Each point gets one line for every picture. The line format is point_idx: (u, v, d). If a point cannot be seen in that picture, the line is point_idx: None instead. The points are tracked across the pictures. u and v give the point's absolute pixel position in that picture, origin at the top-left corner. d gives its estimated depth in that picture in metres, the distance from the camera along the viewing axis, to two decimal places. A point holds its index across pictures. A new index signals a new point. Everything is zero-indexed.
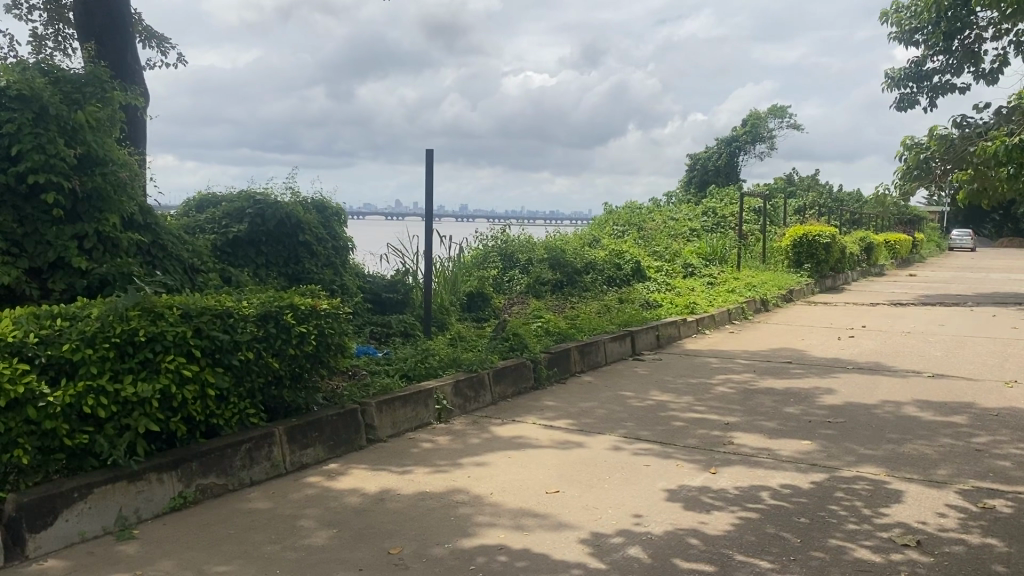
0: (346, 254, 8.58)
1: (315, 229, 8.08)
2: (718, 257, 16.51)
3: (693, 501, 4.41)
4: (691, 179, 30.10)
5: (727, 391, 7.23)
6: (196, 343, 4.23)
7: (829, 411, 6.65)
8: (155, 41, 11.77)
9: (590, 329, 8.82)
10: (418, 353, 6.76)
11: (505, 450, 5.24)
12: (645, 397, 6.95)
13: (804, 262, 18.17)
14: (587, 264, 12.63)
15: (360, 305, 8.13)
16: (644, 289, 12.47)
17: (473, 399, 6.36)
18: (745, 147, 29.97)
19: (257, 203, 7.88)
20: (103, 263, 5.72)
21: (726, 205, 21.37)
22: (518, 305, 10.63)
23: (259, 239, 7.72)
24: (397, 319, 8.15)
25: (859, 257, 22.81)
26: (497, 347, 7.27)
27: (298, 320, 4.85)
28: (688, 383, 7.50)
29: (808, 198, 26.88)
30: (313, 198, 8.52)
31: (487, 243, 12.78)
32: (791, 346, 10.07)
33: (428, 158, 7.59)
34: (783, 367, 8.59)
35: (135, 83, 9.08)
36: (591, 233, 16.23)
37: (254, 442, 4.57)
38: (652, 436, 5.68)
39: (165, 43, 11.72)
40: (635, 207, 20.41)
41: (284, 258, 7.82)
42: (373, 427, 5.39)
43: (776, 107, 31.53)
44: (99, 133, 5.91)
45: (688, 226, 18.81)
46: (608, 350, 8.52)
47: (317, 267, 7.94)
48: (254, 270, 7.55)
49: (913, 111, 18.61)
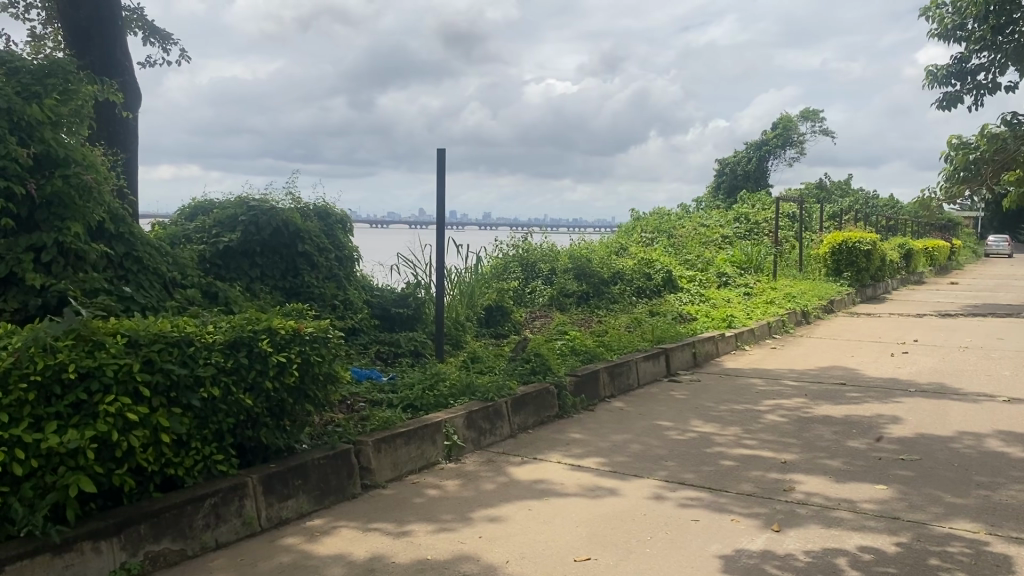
0: (351, 266, 7.79)
1: (315, 238, 7.30)
2: (754, 266, 15.65)
3: (755, 572, 3.57)
4: (719, 184, 29.18)
5: (778, 422, 6.37)
6: (146, 379, 3.46)
7: (899, 445, 5.76)
8: (156, 40, 11.14)
9: (621, 346, 7.98)
10: (427, 378, 5.96)
11: (525, 500, 4.42)
12: (686, 429, 6.10)
13: (844, 270, 17.21)
14: (615, 274, 11.78)
15: (366, 322, 7.35)
16: (676, 301, 11.60)
17: (489, 432, 5.54)
18: (774, 152, 28.91)
19: (251, 209, 7.13)
20: (63, 279, 4.98)
21: (759, 211, 20.41)
22: (540, 319, 9.81)
23: (254, 249, 6.96)
24: (405, 337, 7.36)
25: (898, 265, 21.76)
26: (517, 370, 6.46)
27: (277, 348, 4.07)
28: (732, 412, 6.64)
29: (842, 203, 25.81)
30: (315, 204, 7.75)
31: (507, 253, 11.98)
32: (842, 365, 9.16)
33: (441, 159, 6.79)
34: (837, 390, 7.70)
35: (125, 78, 8.40)
36: (618, 241, 15.39)
37: (221, 496, 3.79)
38: (697, 481, 4.84)
39: (166, 40, 11.05)
40: (664, 214, 19.55)
41: (281, 271, 7.06)
42: (369, 470, 4.59)
43: (807, 110, 30.42)
44: (60, 131, 5.20)
45: (721, 233, 17.89)
46: (640, 371, 7.68)
47: (318, 281, 7.17)
48: (247, 284, 6.80)
49: (957, 108, 17.56)
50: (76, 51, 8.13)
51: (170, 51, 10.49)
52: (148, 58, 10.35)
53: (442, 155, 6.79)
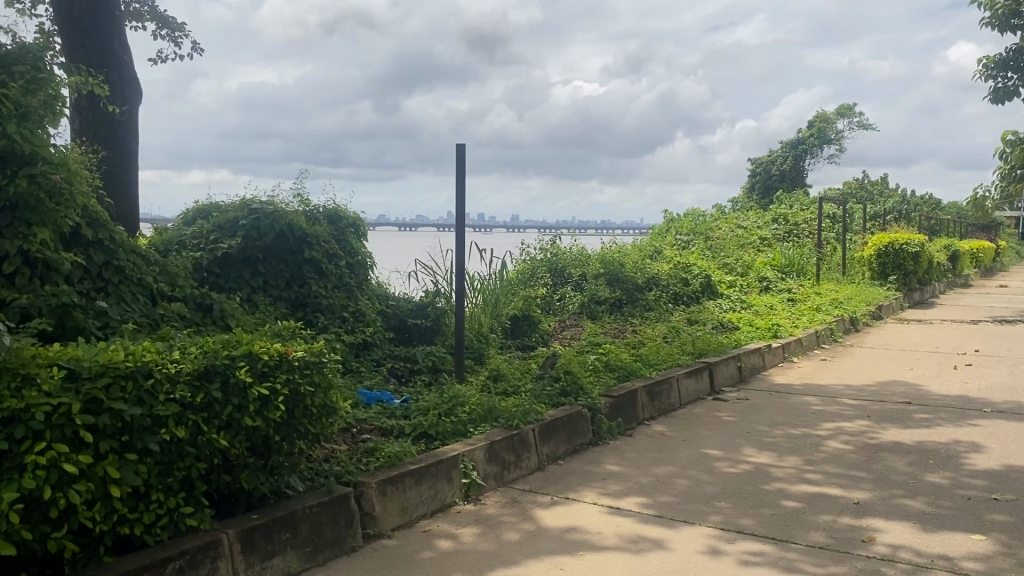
0: (364, 273, 7.13)
1: (325, 243, 6.65)
2: (796, 270, 14.86)
3: None
4: (753, 184, 28.27)
5: (842, 451, 5.61)
6: (89, 422, 2.81)
7: (988, 479, 4.99)
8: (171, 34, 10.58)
9: (660, 360, 7.25)
10: (444, 402, 5.28)
11: (555, 554, 3.73)
12: (738, 460, 5.36)
13: (890, 273, 16.32)
14: (649, 279, 11.03)
15: (380, 335, 6.69)
16: (716, 308, 10.84)
17: (514, 466, 4.85)
18: (811, 150, 27.90)
19: (253, 211, 6.47)
20: (27, 293, 4.37)
21: (798, 212, 19.53)
22: (571, 330, 9.12)
23: (255, 257, 6.33)
24: (422, 351, 6.68)
25: (945, 267, 20.75)
26: (546, 390, 5.76)
27: (259, 376, 3.40)
28: (788, 440, 5.89)
29: (883, 202, 24.80)
30: (325, 208, 7.10)
31: (535, 258, 11.28)
32: (901, 380, 8.36)
33: (461, 154, 6.11)
34: (902, 410, 6.92)
35: (123, 70, 7.83)
36: (652, 243, 14.63)
37: (189, 559, 3.13)
38: (758, 529, 4.11)
39: (179, 34, 10.45)
40: (698, 214, 18.76)
41: (286, 280, 6.42)
42: (371, 517, 3.92)
43: (845, 107, 29.37)
44: (27, 123, 4.59)
45: (759, 235, 17.06)
46: (682, 389, 6.94)
47: (326, 291, 6.51)
48: (247, 296, 6.17)
49: (1011, 103, 16.60)
50: (72, 42, 7.57)
51: (182, 44, 9.89)
52: (159, 52, 9.79)
53: (461, 151, 6.11)
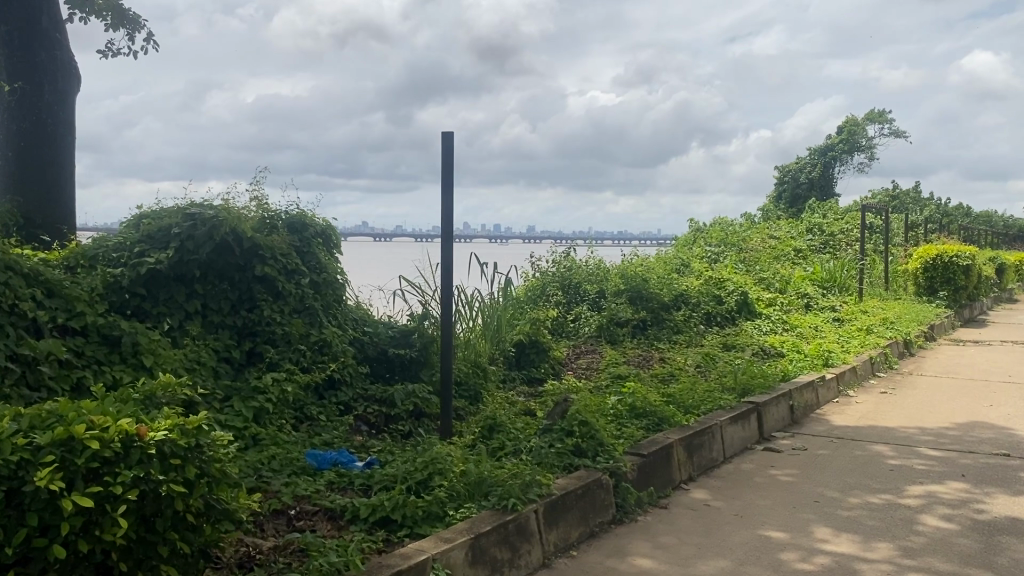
0: (338, 292, 5.82)
1: (281, 256, 5.37)
2: (836, 286, 13.51)
3: None
4: (780, 192, 26.87)
5: (947, 534, 4.22)
6: None
7: None
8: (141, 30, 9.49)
9: (697, 400, 5.91)
10: (418, 468, 3.96)
11: None
12: (811, 551, 3.99)
13: (938, 288, 14.90)
14: (677, 297, 9.68)
15: (352, 369, 5.39)
16: (753, 331, 9.47)
17: (509, 566, 3.53)
18: (840, 157, 26.36)
19: (191, 217, 5.19)
20: None
21: (834, 222, 18.13)
22: (587, 357, 7.81)
23: (190, 274, 5.06)
24: (402, 390, 5.36)
25: (992, 281, 19.22)
26: (553, 448, 4.43)
27: (82, 480, 2.12)
28: (871, 514, 4.51)
29: (918, 212, 23.30)
30: (288, 214, 5.83)
31: (546, 272, 9.97)
32: (984, 420, 6.97)
33: (447, 143, 4.83)
34: (1002, 466, 5.53)
35: (56, 48, 6.62)
36: (678, 255, 13.27)
37: None
38: None
39: (137, 29, 9.24)
40: (726, 224, 17.38)
41: (230, 303, 5.15)
42: None
43: (875, 113, 27.84)
44: None
45: (792, 247, 15.67)
46: (725, 438, 5.60)
47: (281, 314, 5.22)
48: (175, 323, 4.90)
49: None
50: None
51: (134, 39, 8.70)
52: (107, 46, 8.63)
53: (447, 138, 4.83)
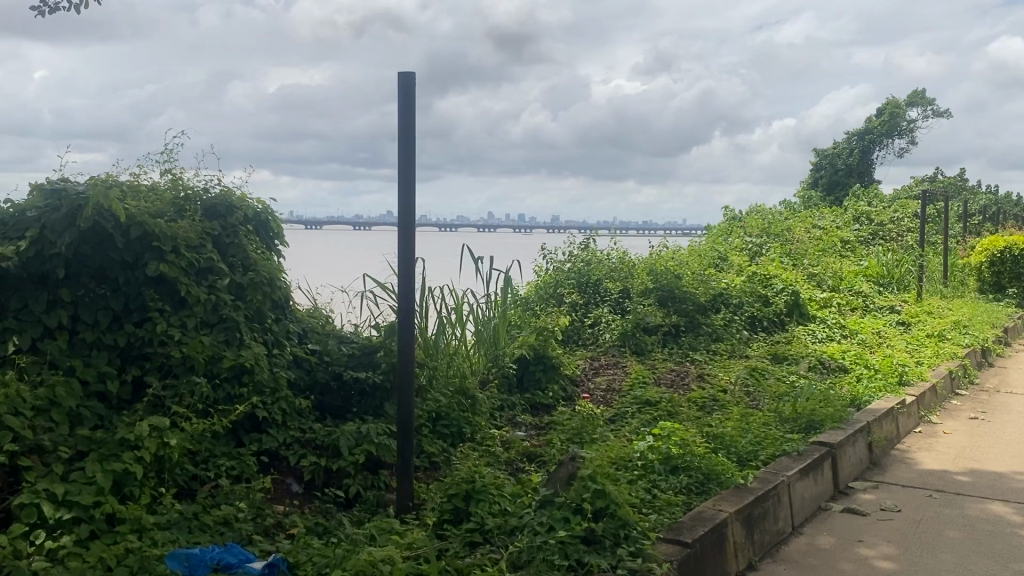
0: (278, 296, 4.37)
1: (187, 249, 3.93)
2: (892, 283, 11.92)
3: None
4: (816, 179, 25.08)
5: None
6: None
7: None
8: None
9: (753, 444, 4.42)
10: None
11: None
12: None
13: (1006, 285, 13.23)
14: (715, 297, 8.16)
15: (285, 403, 3.94)
16: (807, 338, 7.92)
17: None
18: (881, 140, 24.52)
19: (59, 195, 3.78)
20: None
21: (883, 211, 16.44)
22: (608, 373, 6.33)
23: (54, 274, 3.65)
24: (351, 433, 3.91)
25: None
26: (552, 541, 2.96)
27: None
28: None
29: (970, 200, 21.47)
30: (211, 195, 4.40)
31: (561, 267, 8.47)
32: None
33: (405, 88, 3.36)
34: None
35: None
36: (713, 246, 11.71)
37: None
38: None
39: None
40: (763, 212, 15.75)
41: (112, 313, 3.72)
42: None
43: (916, 93, 25.92)
44: None
45: (839, 238, 14.03)
46: (793, 499, 4.11)
47: (184, 328, 3.78)
48: (25, 342, 3.50)
49: None
50: None
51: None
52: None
53: (406, 81, 3.36)
